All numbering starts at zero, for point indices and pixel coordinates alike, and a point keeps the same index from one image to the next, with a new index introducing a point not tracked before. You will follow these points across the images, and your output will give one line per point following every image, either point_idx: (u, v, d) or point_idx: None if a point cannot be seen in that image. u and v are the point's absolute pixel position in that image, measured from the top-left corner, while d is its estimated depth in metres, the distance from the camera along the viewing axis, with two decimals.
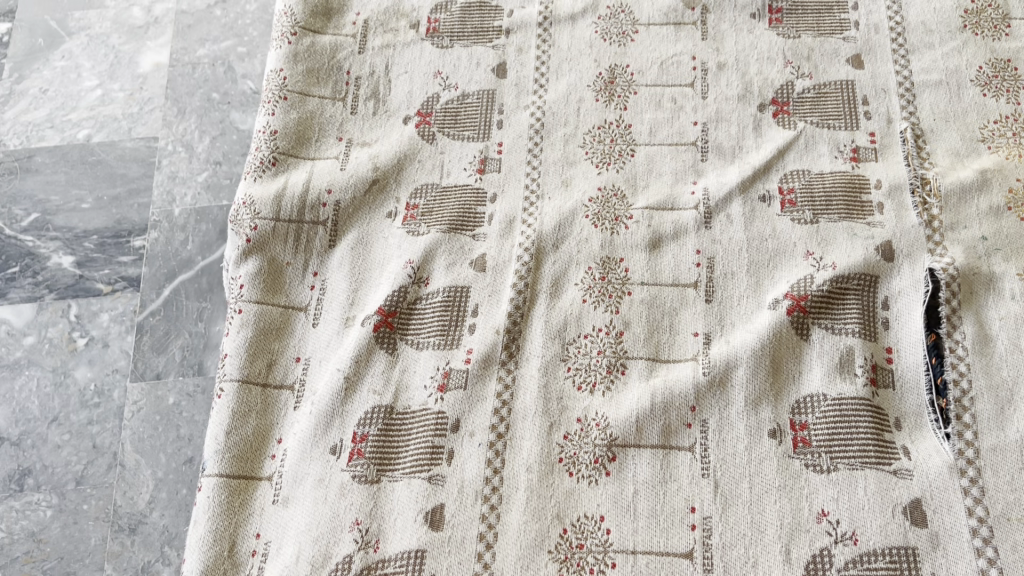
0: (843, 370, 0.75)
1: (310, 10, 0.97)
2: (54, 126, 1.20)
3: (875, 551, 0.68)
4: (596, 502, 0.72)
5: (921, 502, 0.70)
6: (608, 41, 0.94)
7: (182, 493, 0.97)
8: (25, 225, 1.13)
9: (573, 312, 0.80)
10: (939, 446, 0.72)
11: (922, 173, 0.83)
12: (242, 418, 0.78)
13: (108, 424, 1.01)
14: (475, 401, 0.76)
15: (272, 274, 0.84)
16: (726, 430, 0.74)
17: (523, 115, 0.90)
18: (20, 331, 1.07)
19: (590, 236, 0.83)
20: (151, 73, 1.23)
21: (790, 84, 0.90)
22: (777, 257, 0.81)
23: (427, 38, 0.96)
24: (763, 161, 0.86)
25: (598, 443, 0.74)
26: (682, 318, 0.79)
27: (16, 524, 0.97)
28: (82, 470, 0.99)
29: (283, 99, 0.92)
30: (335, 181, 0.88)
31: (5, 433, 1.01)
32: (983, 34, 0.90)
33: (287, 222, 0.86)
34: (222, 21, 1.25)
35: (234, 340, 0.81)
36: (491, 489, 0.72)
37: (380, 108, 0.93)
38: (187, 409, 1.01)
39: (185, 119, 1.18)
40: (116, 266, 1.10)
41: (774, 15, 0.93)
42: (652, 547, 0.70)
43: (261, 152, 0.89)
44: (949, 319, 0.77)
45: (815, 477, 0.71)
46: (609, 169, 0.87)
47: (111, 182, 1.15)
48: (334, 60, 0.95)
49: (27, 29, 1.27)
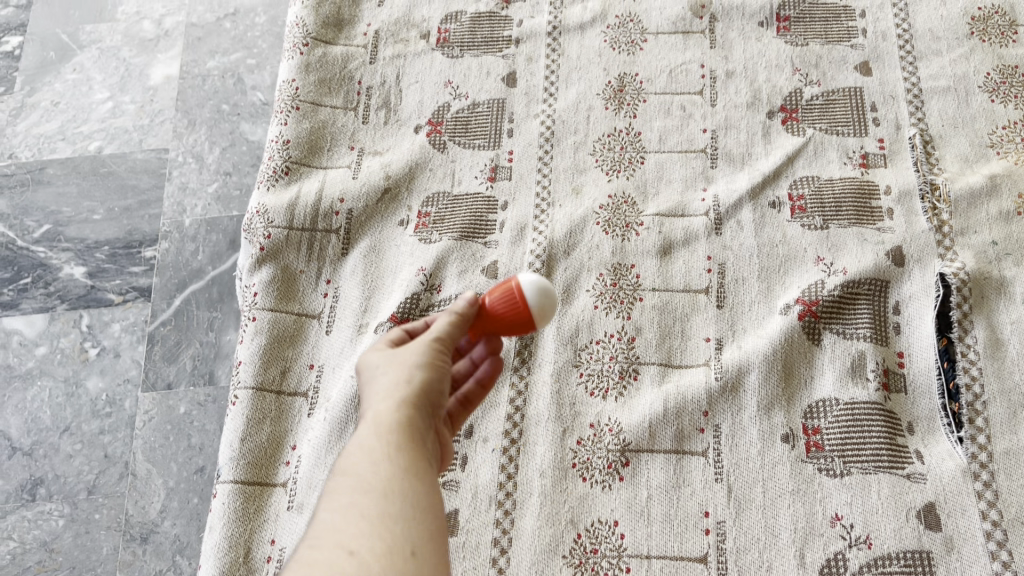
0: (855, 375, 0.75)
1: (322, 21, 0.98)
2: (66, 138, 1.21)
3: (890, 554, 0.68)
4: (610, 506, 0.72)
5: (935, 506, 0.70)
6: (617, 50, 0.95)
7: (194, 502, 0.97)
8: (38, 236, 1.14)
9: (585, 318, 0.80)
10: (952, 450, 0.72)
11: (931, 178, 0.84)
12: (257, 425, 0.78)
13: (119, 434, 1.02)
14: (488, 407, 0.77)
15: (286, 281, 0.85)
16: (739, 435, 0.74)
17: (533, 124, 0.91)
18: (32, 342, 1.08)
19: (600, 243, 0.84)
20: (162, 85, 1.24)
21: (799, 91, 0.90)
22: (788, 262, 0.82)
23: (438, 48, 0.97)
24: (773, 167, 0.86)
25: (611, 448, 0.74)
26: (693, 323, 0.79)
27: (29, 533, 0.97)
28: (94, 480, 1.00)
29: (295, 109, 0.93)
30: (347, 190, 0.88)
31: (18, 443, 1.02)
32: (990, 41, 0.91)
33: (301, 231, 0.86)
34: (232, 34, 1.27)
35: (248, 347, 0.81)
36: (505, 494, 0.73)
37: (391, 118, 0.93)
38: (198, 418, 1.01)
39: (195, 131, 1.19)
40: (127, 277, 1.11)
41: (781, 23, 0.94)
42: (667, 552, 0.70)
43: (273, 161, 0.90)
44: (960, 324, 0.77)
45: (828, 481, 0.71)
46: (618, 176, 0.87)
47: (122, 194, 1.16)
48: (345, 71, 0.96)
49: (38, 42, 1.28)
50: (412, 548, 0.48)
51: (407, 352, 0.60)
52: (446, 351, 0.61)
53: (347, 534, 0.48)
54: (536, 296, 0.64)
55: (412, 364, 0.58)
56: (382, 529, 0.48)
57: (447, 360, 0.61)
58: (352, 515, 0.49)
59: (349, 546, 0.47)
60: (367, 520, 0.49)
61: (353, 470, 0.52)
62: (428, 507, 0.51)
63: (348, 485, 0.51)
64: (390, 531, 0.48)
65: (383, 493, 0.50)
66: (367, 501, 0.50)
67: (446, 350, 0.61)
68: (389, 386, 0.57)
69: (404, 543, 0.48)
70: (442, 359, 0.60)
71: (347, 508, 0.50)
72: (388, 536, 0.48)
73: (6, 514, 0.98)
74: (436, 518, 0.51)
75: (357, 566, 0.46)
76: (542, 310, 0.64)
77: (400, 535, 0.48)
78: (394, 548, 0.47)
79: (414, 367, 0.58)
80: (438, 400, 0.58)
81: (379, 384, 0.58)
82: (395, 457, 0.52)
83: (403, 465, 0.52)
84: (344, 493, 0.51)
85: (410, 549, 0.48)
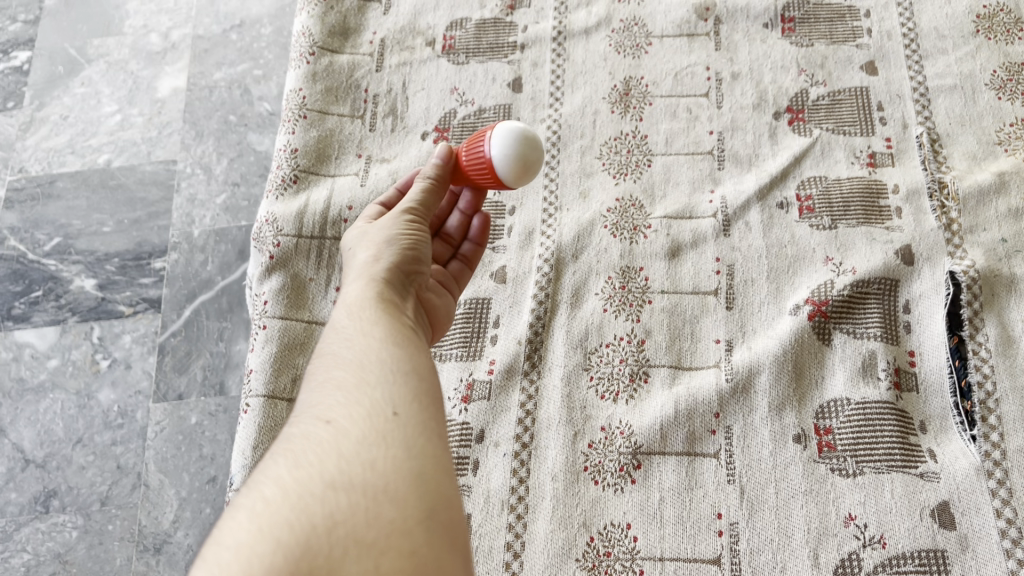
0: (866, 374, 0.75)
1: (327, 30, 0.99)
2: (75, 151, 1.22)
3: (905, 554, 0.68)
4: (622, 509, 0.71)
5: (950, 505, 0.69)
6: (622, 54, 0.95)
7: (206, 512, 0.97)
8: (48, 250, 1.15)
9: (595, 321, 0.80)
10: (966, 449, 0.72)
11: (939, 176, 0.84)
12: (269, 432, 0.78)
13: (131, 444, 1.02)
14: (499, 411, 0.77)
15: (296, 289, 0.85)
16: (751, 436, 0.74)
17: (540, 129, 0.92)
18: (44, 354, 1.08)
19: (609, 246, 0.84)
20: (169, 97, 1.25)
21: (804, 91, 0.90)
22: (796, 263, 0.82)
23: (443, 55, 0.97)
24: (780, 168, 0.86)
25: (622, 451, 0.74)
26: (703, 325, 0.79)
27: (43, 545, 0.98)
28: (106, 491, 1.00)
29: (303, 118, 0.94)
30: (356, 197, 0.89)
31: (31, 455, 1.02)
32: (996, 38, 0.90)
33: (310, 238, 0.87)
34: (239, 45, 1.28)
35: (259, 355, 0.82)
36: (517, 498, 0.73)
37: (398, 125, 0.94)
38: (209, 428, 1.02)
39: (203, 142, 1.20)
40: (137, 288, 1.12)
41: (787, 24, 0.94)
42: (680, 554, 0.70)
43: (281, 170, 0.91)
44: (971, 322, 0.77)
45: (841, 481, 0.71)
46: (625, 179, 0.88)
47: (132, 206, 1.17)
48: (352, 79, 0.97)
49: (47, 57, 1.30)
50: (395, 407, 0.49)
51: (375, 226, 0.66)
52: (418, 218, 0.68)
53: (325, 408, 0.50)
54: (507, 150, 0.66)
55: (382, 236, 0.65)
56: (360, 398, 0.50)
57: (419, 225, 0.67)
58: (331, 390, 0.51)
59: (328, 416, 0.49)
60: (344, 392, 0.51)
61: (331, 353, 0.54)
62: (407, 371, 0.52)
63: (327, 367, 0.53)
64: (367, 396, 0.50)
65: (359, 367, 0.52)
66: (344, 376, 0.52)
67: (422, 208, 0.68)
68: (361, 269, 0.62)
69: (383, 406, 0.49)
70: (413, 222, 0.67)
71: (325, 386, 0.52)
72: (366, 401, 0.49)
73: (20, 526, 0.99)
74: (421, 380, 0.52)
75: (335, 431, 0.47)
76: (518, 166, 0.66)
77: (379, 399, 0.49)
78: (373, 411, 0.49)
79: (382, 241, 0.64)
80: (411, 266, 0.64)
81: (353, 270, 0.63)
82: (369, 332, 0.55)
83: (377, 337, 0.54)
84: (324, 375, 0.53)
85: (390, 409, 0.49)
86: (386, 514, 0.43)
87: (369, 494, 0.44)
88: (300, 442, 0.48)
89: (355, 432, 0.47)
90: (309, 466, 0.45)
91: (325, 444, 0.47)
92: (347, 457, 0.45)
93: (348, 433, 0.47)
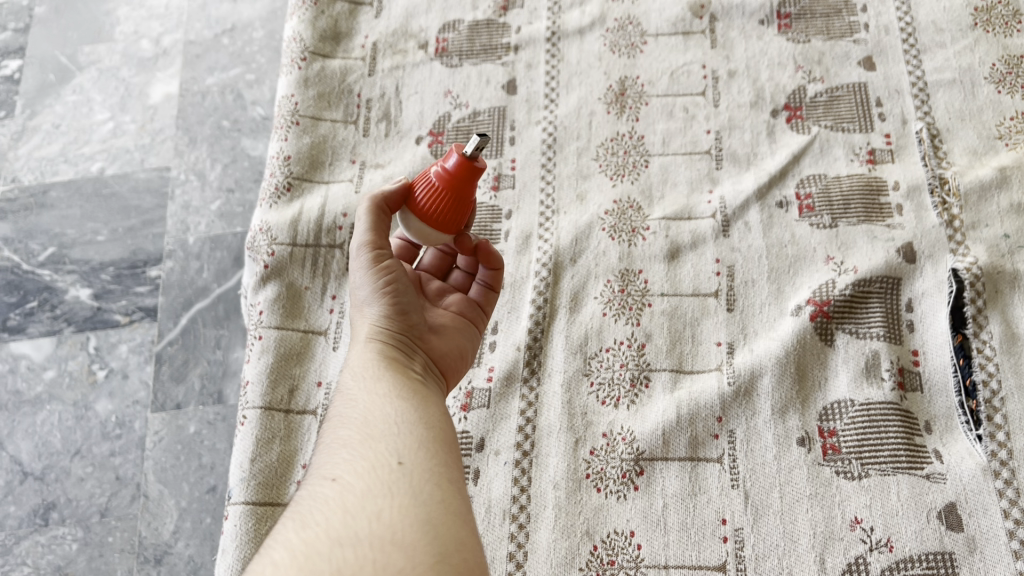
0: (870, 375, 0.74)
1: (318, 35, 0.98)
2: (68, 160, 1.21)
3: (913, 557, 0.67)
4: (626, 517, 0.71)
5: (957, 506, 0.68)
6: (617, 53, 0.94)
7: (206, 522, 0.96)
8: (42, 260, 1.14)
9: (593, 325, 0.79)
10: (971, 449, 0.71)
11: (940, 172, 0.83)
12: (266, 444, 0.77)
13: (130, 455, 1.01)
14: (499, 419, 0.76)
15: (291, 298, 0.84)
16: (754, 440, 0.73)
17: (535, 131, 0.91)
18: (40, 366, 1.07)
19: (607, 249, 0.83)
20: (162, 104, 1.24)
21: (802, 89, 0.89)
22: (797, 262, 0.81)
23: (437, 58, 0.96)
24: (779, 166, 0.85)
25: (624, 457, 0.73)
26: (704, 328, 0.78)
27: (43, 558, 0.97)
28: (106, 503, 0.99)
29: (295, 125, 0.92)
30: (350, 205, 0.88)
31: (28, 468, 1.01)
32: (994, 31, 0.89)
33: (304, 247, 0.86)
34: (231, 49, 1.26)
35: (255, 366, 0.81)
36: (519, 507, 0.72)
37: (392, 129, 0.93)
38: (208, 438, 1.01)
39: (196, 148, 1.19)
40: (133, 297, 1.11)
41: (783, 20, 0.93)
42: (684, 561, 0.69)
43: (275, 178, 0.90)
44: (975, 319, 0.76)
45: (847, 484, 0.70)
46: (623, 180, 0.87)
47: (126, 214, 1.16)
48: (344, 84, 0.96)
49: (38, 65, 1.28)
50: (400, 457, 0.49)
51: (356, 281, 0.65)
52: (380, 252, 0.63)
53: (331, 466, 0.50)
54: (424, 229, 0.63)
55: (358, 292, 0.64)
56: (366, 453, 0.50)
57: (393, 267, 0.63)
58: (337, 449, 0.51)
59: (333, 474, 0.49)
60: (350, 449, 0.51)
61: (337, 418, 0.55)
62: (412, 424, 0.53)
63: (334, 430, 0.54)
64: (372, 450, 0.50)
65: (362, 425, 0.53)
66: (349, 435, 0.52)
67: (378, 238, 0.63)
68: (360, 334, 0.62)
69: (388, 458, 0.49)
70: (385, 260, 0.63)
71: (331, 446, 0.52)
72: (372, 455, 0.50)
73: (19, 540, 0.98)
74: (426, 429, 0.53)
75: (342, 488, 0.47)
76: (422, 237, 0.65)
77: (383, 451, 0.50)
78: (379, 464, 0.49)
79: (364, 301, 0.63)
80: (398, 317, 0.63)
81: (354, 337, 0.63)
82: (371, 394, 0.55)
83: (381, 396, 0.55)
84: (330, 437, 0.53)
85: (395, 461, 0.49)
86: (396, 563, 0.42)
87: (377, 546, 0.43)
88: (307, 504, 0.47)
89: (361, 486, 0.47)
90: (317, 525, 0.45)
91: (332, 500, 0.47)
92: (354, 513, 0.45)
93: (354, 488, 0.47)
